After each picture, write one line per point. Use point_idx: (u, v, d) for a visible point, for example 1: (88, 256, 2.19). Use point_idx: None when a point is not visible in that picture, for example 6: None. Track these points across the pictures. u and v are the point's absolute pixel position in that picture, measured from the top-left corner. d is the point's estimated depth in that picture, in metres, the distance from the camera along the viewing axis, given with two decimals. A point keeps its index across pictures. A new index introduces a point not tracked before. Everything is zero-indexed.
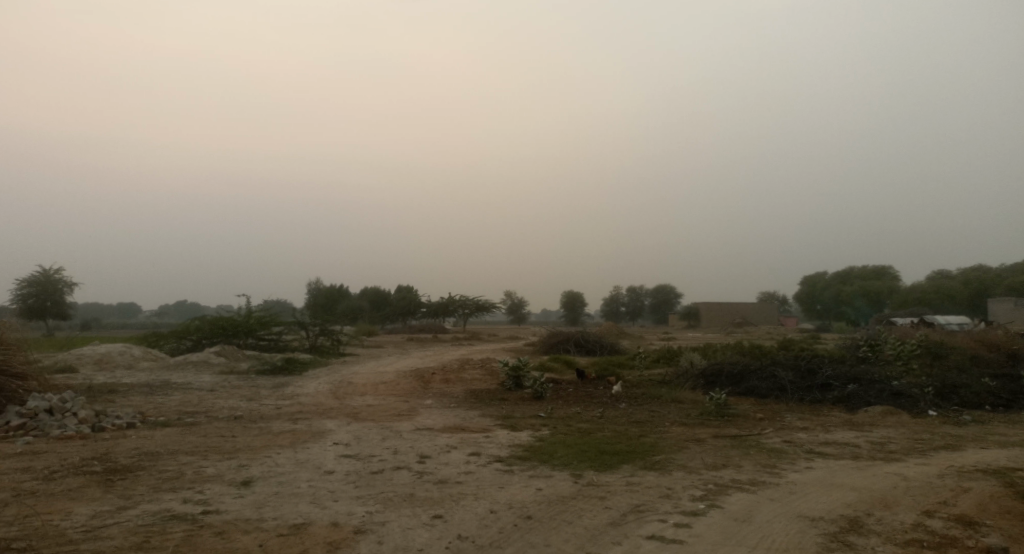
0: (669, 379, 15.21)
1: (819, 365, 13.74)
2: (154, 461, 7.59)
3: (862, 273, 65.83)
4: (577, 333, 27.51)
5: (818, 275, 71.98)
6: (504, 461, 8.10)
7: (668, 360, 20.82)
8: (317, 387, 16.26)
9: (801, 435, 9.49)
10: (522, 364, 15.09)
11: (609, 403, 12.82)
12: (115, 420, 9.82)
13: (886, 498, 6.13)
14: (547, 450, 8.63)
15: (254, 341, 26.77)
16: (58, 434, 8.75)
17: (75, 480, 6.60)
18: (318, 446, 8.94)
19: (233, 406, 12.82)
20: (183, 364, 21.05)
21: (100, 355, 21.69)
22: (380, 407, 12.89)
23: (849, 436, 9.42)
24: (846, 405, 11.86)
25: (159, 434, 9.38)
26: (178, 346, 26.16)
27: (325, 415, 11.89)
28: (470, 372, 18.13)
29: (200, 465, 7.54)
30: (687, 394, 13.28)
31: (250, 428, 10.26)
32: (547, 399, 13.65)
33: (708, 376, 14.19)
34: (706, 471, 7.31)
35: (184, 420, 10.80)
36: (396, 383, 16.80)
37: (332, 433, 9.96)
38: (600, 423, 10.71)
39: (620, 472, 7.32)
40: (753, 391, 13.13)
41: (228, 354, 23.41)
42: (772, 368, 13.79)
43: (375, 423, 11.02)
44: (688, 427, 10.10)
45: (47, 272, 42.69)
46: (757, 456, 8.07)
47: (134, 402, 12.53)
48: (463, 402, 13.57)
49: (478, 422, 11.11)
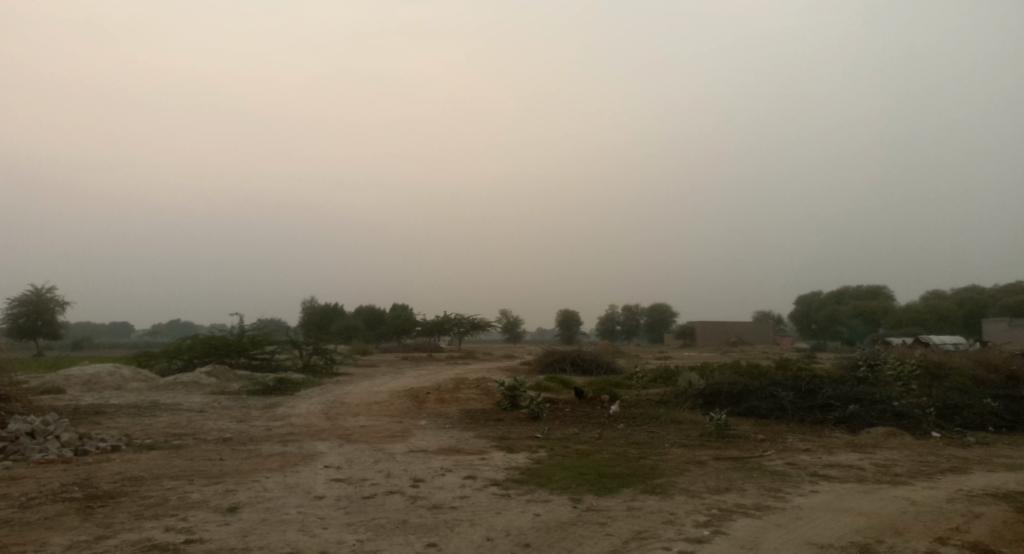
0: (667, 398, 14.98)
1: (819, 384, 13.56)
2: (138, 486, 7.32)
3: (856, 291, 65.93)
4: (573, 352, 27.28)
5: (813, 294, 72.06)
6: (500, 485, 7.86)
7: (665, 379, 20.60)
8: (309, 408, 15.94)
9: (804, 457, 9.28)
10: (518, 384, 14.86)
11: (606, 424, 12.58)
12: (99, 443, 9.53)
13: (897, 524, 5.91)
14: (544, 473, 8.40)
15: (246, 360, 26.41)
16: (40, 458, 8.46)
17: (52, 507, 6.33)
18: (308, 469, 8.67)
19: (222, 428, 12.50)
20: (173, 384, 20.66)
21: (88, 375, 21.30)
22: (374, 428, 12.61)
23: (853, 458, 9.21)
24: (848, 426, 11.67)
25: (144, 457, 9.09)
26: (169, 366, 25.78)
27: (317, 437, 11.61)
28: (466, 392, 17.86)
29: (185, 491, 7.26)
30: (686, 415, 13.05)
31: (239, 450, 9.98)
32: (544, 419, 13.40)
33: (707, 396, 13.98)
34: (709, 496, 7.09)
35: (172, 443, 10.50)
36: (390, 403, 16.50)
37: (323, 456, 9.69)
38: (598, 444, 10.47)
39: (621, 496, 7.09)
40: (752, 411, 12.93)
41: (220, 374, 23.04)
42: (771, 388, 13.60)
43: (367, 445, 10.76)
44: (688, 449, 9.88)
45: (40, 291, 42.26)
46: (761, 479, 7.85)
47: (120, 423, 12.22)
48: (458, 422, 13.30)
49: (474, 443, 10.86)
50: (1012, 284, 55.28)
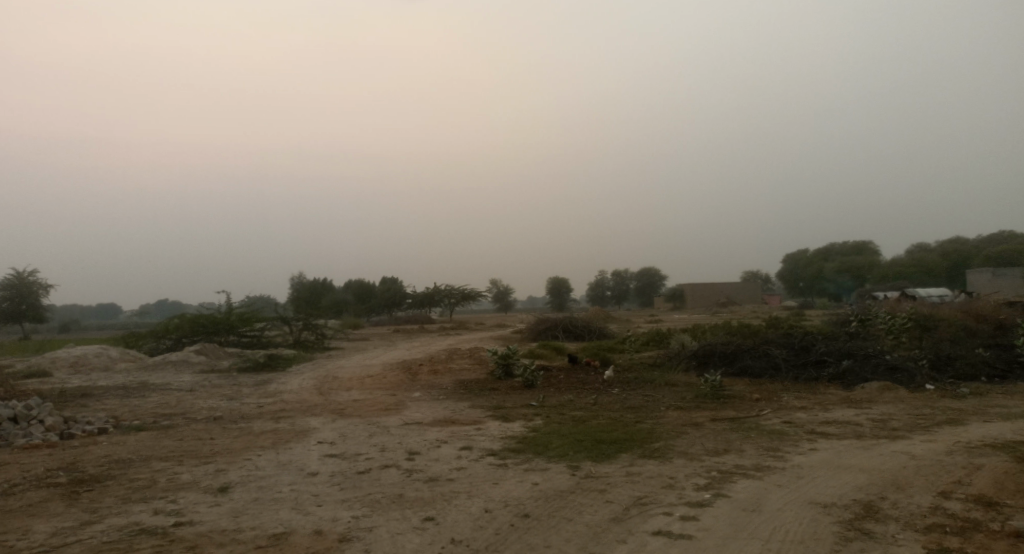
0: (660, 361, 14.95)
1: (812, 341, 13.54)
2: (126, 469, 7.14)
3: (843, 248, 66.34)
4: (564, 319, 27.22)
5: (800, 253, 72.40)
6: (496, 454, 7.75)
7: (658, 342, 20.59)
8: (301, 384, 15.78)
9: (801, 415, 9.24)
10: (511, 352, 14.75)
11: (601, 389, 12.52)
12: (86, 426, 9.31)
13: (898, 480, 5.86)
14: (541, 441, 8.29)
15: (236, 338, 26.07)
16: (24, 443, 8.25)
17: (36, 494, 6.14)
18: (301, 446, 8.52)
19: (213, 407, 12.31)
20: (162, 364, 20.42)
21: (75, 358, 20.99)
22: (367, 402, 12.47)
23: (850, 414, 9.18)
24: (843, 383, 11.67)
25: (132, 439, 8.89)
26: (158, 346, 25.48)
27: (310, 412, 11.46)
28: (459, 362, 17.75)
29: (174, 472, 7.10)
30: (681, 377, 13.01)
31: (230, 429, 9.81)
32: (538, 387, 13.33)
33: (700, 357, 13.95)
34: (708, 458, 7.01)
35: (161, 424, 10.31)
36: (383, 376, 16.38)
37: (316, 432, 9.55)
38: (594, 410, 10.38)
39: (619, 462, 6.99)
40: (747, 371, 12.92)
41: (209, 352, 22.77)
42: (765, 346, 13.57)
43: (361, 419, 10.62)
44: (684, 411, 9.82)
45: (21, 275, 41.47)
46: (759, 439, 7.79)
47: (108, 405, 12.00)
48: (452, 393, 13.18)
49: (469, 413, 10.75)
50: (996, 236, 55.69)
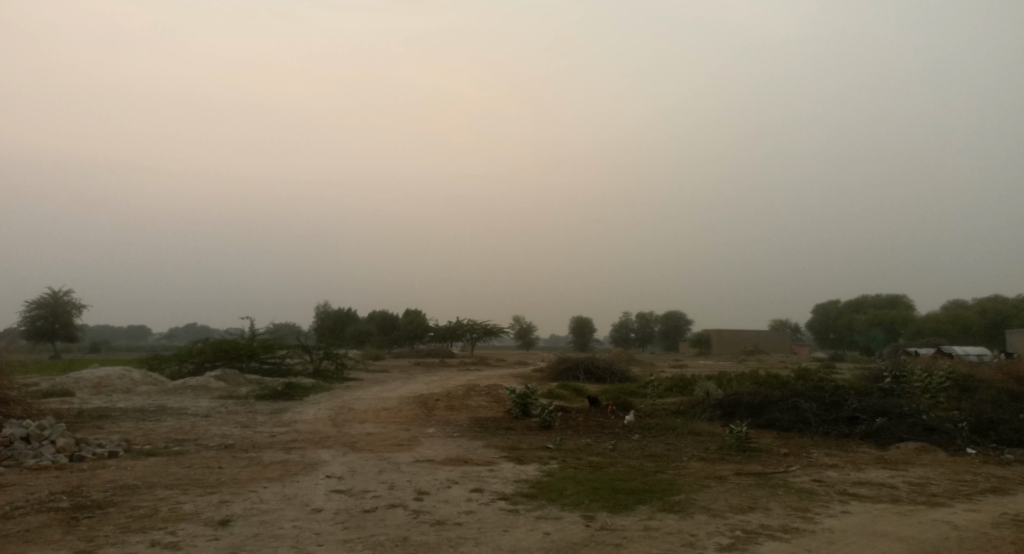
0: (684, 408, 14.46)
1: (844, 396, 12.99)
2: (129, 496, 6.99)
3: (876, 301, 64.84)
4: (586, 359, 26.77)
5: (831, 303, 70.88)
6: (508, 499, 7.42)
7: (682, 388, 20.03)
8: (317, 414, 15.60)
9: (832, 474, 8.75)
10: (530, 391, 14.44)
11: (621, 435, 12.11)
12: (96, 449, 9.22)
13: (940, 552, 5.41)
14: (555, 487, 7.96)
15: (257, 364, 26.19)
16: (33, 464, 8.17)
17: (36, 519, 6.00)
18: (308, 480, 8.30)
19: (226, 434, 12.18)
20: (181, 388, 20.44)
21: (98, 378, 21.16)
22: (380, 436, 12.24)
23: (884, 475, 8.67)
24: (876, 441, 11.11)
25: (141, 464, 8.76)
26: (180, 369, 25.63)
27: (321, 444, 11.25)
28: (476, 399, 17.43)
29: (177, 501, 6.92)
30: (705, 426, 12.54)
31: (239, 458, 9.64)
32: (556, 429, 12.96)
33: (726, 406, 13.46)
34: (732, 515, 6.61)
35: (172, 449, 10.19)
36: (399, 410, 16.14)
37: (326, 465, 9.32)
38: (612, 456, 10.00)
39: (636, 514, 6.63)
40: (774, 423, 12.40)
41: (229, 378, 22.80)
42: (794, 399, 13.04)
43: (372, 454, 10.38)
44: (707, 463, 9.39)
45: (57, 294, 42.51)
46: (787, 498, 7.36)
47: (122, 428, 11.95)
48: (467, 431, 12.88)
49: (483, 453, 10.44)
50: None
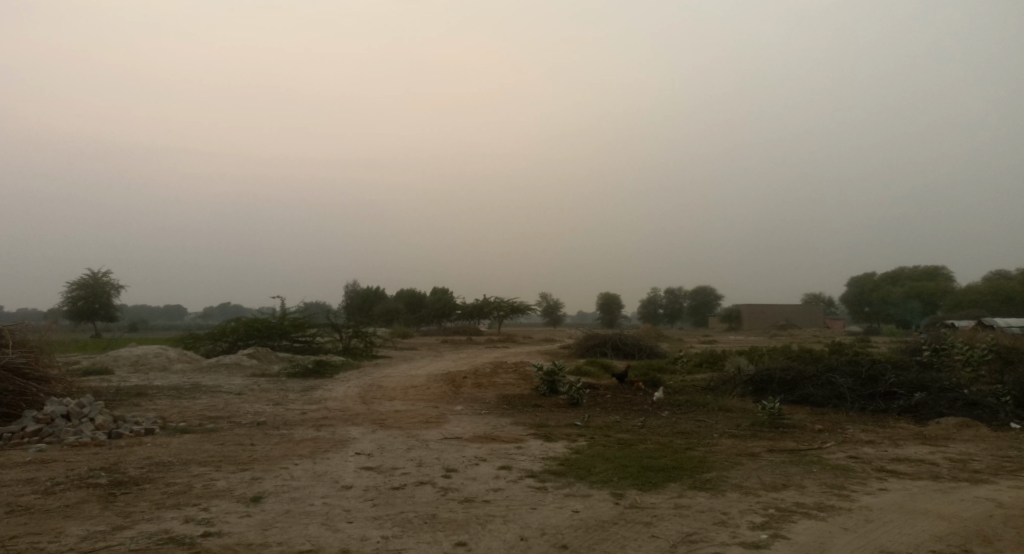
0: (714, 385, 14.26)
1: (880, 370, 12.63)
2: (164, 473, 7.13)
3: (913, 273, 63.20)
4: (614, 336, 26.60)
5: (865, 276, 69.26)
6: (536, 477, 7.39)
7: (711, 364, 19.77)
8: (346, 392, 15.78)
9: (869, 450, 8.52)
10: (557, 368, 14.38)
11: (650, 412, 11.99)
12: (133, 426, 9.43)
13: (984, 531, 5.21)
14: (584, 465, 7.89)
15: (288, 343, 26.73)
16: (73, 441, 8.39)
17: (75, 494, 6.14)
18: (338, 457, 8.37)
19: (258, 411, 12.39)
20: (215, 367, 20.87)
21: (136, 357, 21.73)
22: (408, 413, 12.32)
23: (924, 452, 8.41)
24: (915, 417, 10.82)
25: (176, 441, 8.93)
26: (214, 348, 26.18)
27: (350, 422, 11.36)
28: (504, 376, 17.45)
29: (210, 478, 7.03)
30: (736, 402, 12.34)
31: (271, 435, 9.79)
32: (584, 406, 12.89)
33: (758, 382, 13.22)
34: (765, 493, 6.47)
35: (206, 426, 10.38)
36: (427, 387, 16.24)
37: (355, 442, 9.40)
38: (641, 433, 9.89)
39: (666, 492, 6.53)
40: (808, 399, 12.15)
41: (261, 356, 23.23)
42: (828, 374, 12.73)
43: (401, 430, 10.45)
44: (739, 440, 9.22)
45: (96, 275, 43.69)
46: (822, 475, 7.17)
47: (159, 406, 12.23)
48: (494, 408, 12.90)
49: (510, 430, 10.43)
50: None
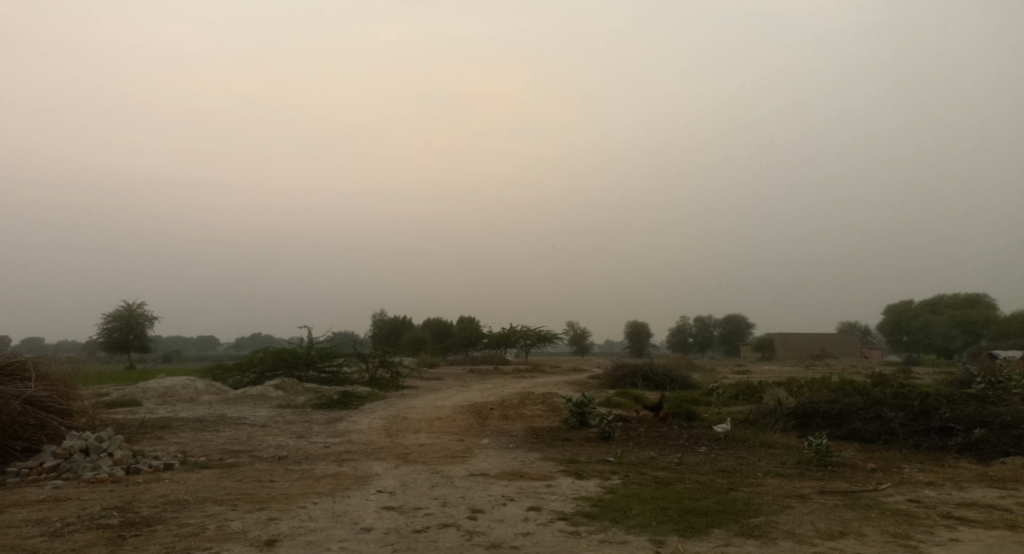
0: (753, 418, 13.57)
1: (933, 404, 11.85)
2: (179, 512, 6.82)
3: (953, 301, 61.21)
4: (644, 366, 25.89)
5: (903, 304, 67.27)
6: (568, 519, 6.90)
7: (748, 396, 18.97)
8: (371, 424, 15.43)
9: (930, 493, 7.83)
10: (587, 400, 13.86)
11: (686, 447, 11.39)
12: (152, 461, 9.18)
13: None
14: (619, 506, 7.38)
15: (315, 373, 26.60)
16: (90, 477, 8.17)
17: (83, 537, 5.85)
18: (359, 495, 7.98)
19: (280, 445, 12.08)
20: (242, 398, 20.73)
21: (165, 388, 21.72)
22: (434, 447, 11.89)
23: (992, 495, 7.70)
24: (976, 455, 10.05)
25: (194, 477, 8.66)
26: (241, 379, 26.09)
27: (374, 456, 10.99)
28: (532, 407, 16.92)
29: (225, 518, 6.70)
30: (778, 437, 11.68)
31: (291, 471, 9.45)
32: (615, 440, 12.34)
33: (800, 416, 12.53)
34: (821, 542, 5.89)
35: (226, 461, 10.09)
36: (453, 419, 15.83)
37: (378, 479, 9.01)
38: (678, 471, 9.32)
39: (711, 540, 5.99)
40: (856, 435, 11.45)
41: (288, 387, 23.06)
42: (877, 408, 12.00)
43: (425, 466, 10.03)
44: (785, 480, 8.60)
45: (131, 307, 44.53)
46: (882, 522, 6.53)
47: (181, 439, 12.01)
48: (522, 442, 12.40)
49: (539, 467, 9.94)
50: None
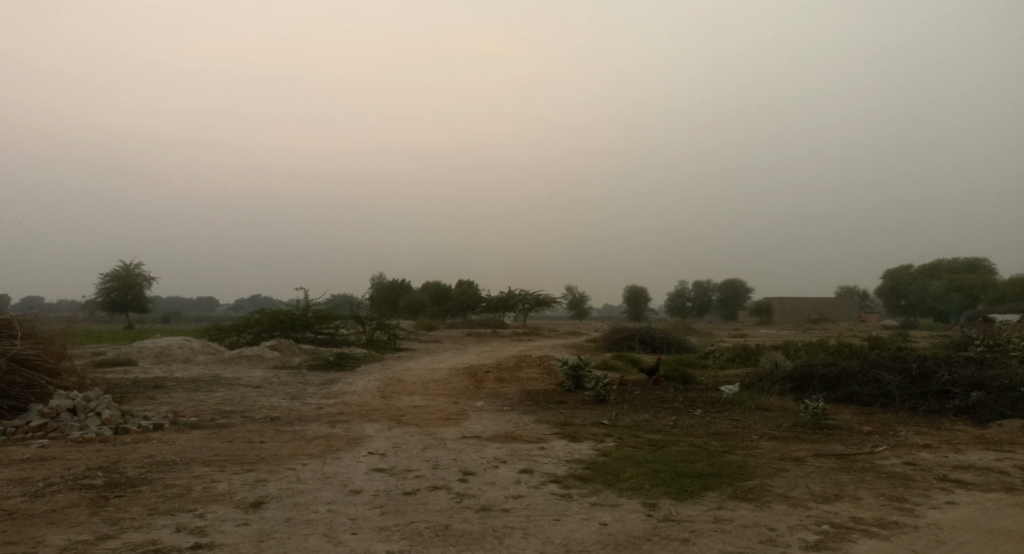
0: (750, 381, 13.49)
1: (932, 366, 11.73)
2: (164, 473, 6.71)
3: (952, 265, 61.12)
4: (642, 330, 25.83)
5: (902, 268, 67.21)
6: (560, 482, 6.80)
7: (745, 360, 18.92)
8: (366, 385, 15.36)
9: (927, 456, 7.74)
10: (583, 363, 13.76)
11: (681, 410, 11.32)
12: (141, 421, 9.07)
13: None
14: (612, 469, 7.28)
15: (312, 334, 26.55)
16: (76, 437, 8.05)
17: (63, 497, 5.73)
18: (349, 457, 7.89)
19: (273, 406, 12.00)
20: (238, 359, 20.66)
21: (160, 348, 21.63)
22: (428, 409, 11.80)
23: (989, 458, 7.60)
24: (973, 418, 9.98)
25: (184, 438, 8.55)
26: (238, 339, 26.03)
27: (367, 417, 10.91)
28: (528, 370, 16.86)
29: (211, 479, 6.60)
30: (774, 400, 11.59)
31: (282, 432, 9.35)
32: (611, 402, 12.28)
33: (797, 380, 12.44)
34: (816, 506, 5.77)
35: (217, 422, 9.99)
36: (448, 381, 15.77)
37: (369, 440, 8.91)
38: (673, 434, 9.24)
39: (705, 503, 5.88)
40: (853, 398, 11.37)
41: (284, 348, 23.02)
42: (875, 371, 11.89)
43: (418, 428, 9.94)
44: (781, 443, 8.50)
45: (129, 266, 44.25)
46: (878, 485, 6.43)
47: (174, 399, 11.91)
48: (517, 404, 12.33)
49: (533, 429, 9.86)
50: None
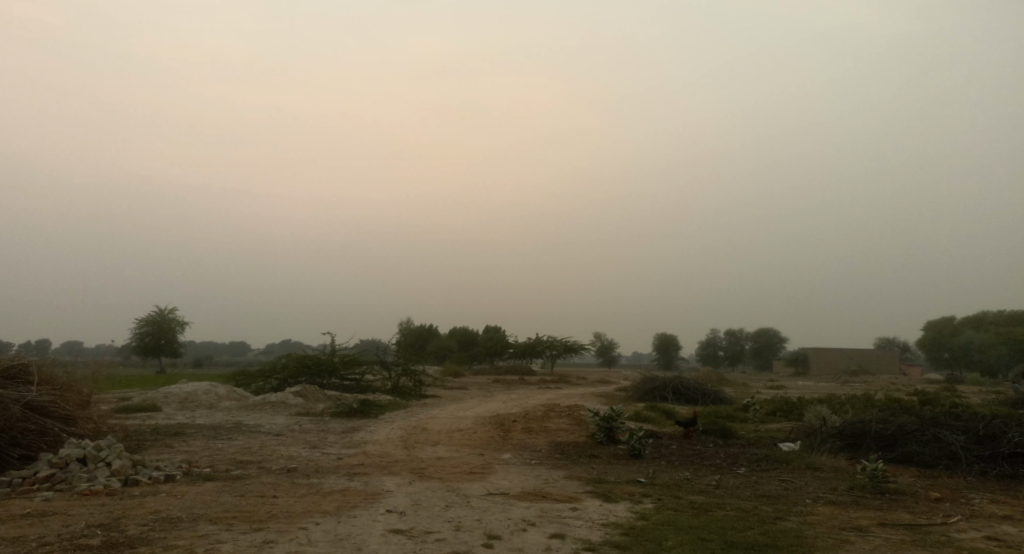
0: (796, 437, 12.58)
1: (1000, 426, 10.71)
2: (168, 532, 6.24)
3: (997, 318, 58.74)
4: (675, 380, 24.85)
5: (944, 319, 64.76)
6: (595, 550, 6.13)
7: (787, 413, 17.88)
8: (388, 434, 14.81)
9: (1010, 529, 6.85)
10: (615, 414, 13.04)
11: (724, 468, 10.50)
12: (153, 472, 8.65)
13: None
14: (653, 535, 6.58)
15: (337, 380, 26.14)
16: (84, 489, 7.65)
17: None
18: (366, 515, 7.32)
19: (290, 456, 11.49)
20: (261, 405, 20.31)
21: (186, 393, 21.45)
22: (452, 462, 11.18)
23: None
24: None
25: (195, 491, 8.10)
26: (264, 384, 25.79)
27: (387, 470, 10.33)
28: (557, 420, 16.14)
29: (216, 540, 6.09)
30: (825, 459, 10.71)
31: (298, 485, 8.84)
32: (646, 458, 11.50)
33: (849, 436, 11.53)
34: None
35: (232, 473, 9.53)
36: (474, 431, 15.12)
37: (389, 496, 8.34)
38: (716, 495, 8.48)
39: None
40: (913, 459, 10.44)
41: (309, 394, 22.63)
42: (936, 429, 10.92)
43: (441, 483, 9.33)
44: (840, 509, 7.68)
45: (162, 312, 44.91)
46: None
47: (191, 448, 11.51)
48: (545, 458, 11.63)
49: (564, 486, 9.17)
50: None
